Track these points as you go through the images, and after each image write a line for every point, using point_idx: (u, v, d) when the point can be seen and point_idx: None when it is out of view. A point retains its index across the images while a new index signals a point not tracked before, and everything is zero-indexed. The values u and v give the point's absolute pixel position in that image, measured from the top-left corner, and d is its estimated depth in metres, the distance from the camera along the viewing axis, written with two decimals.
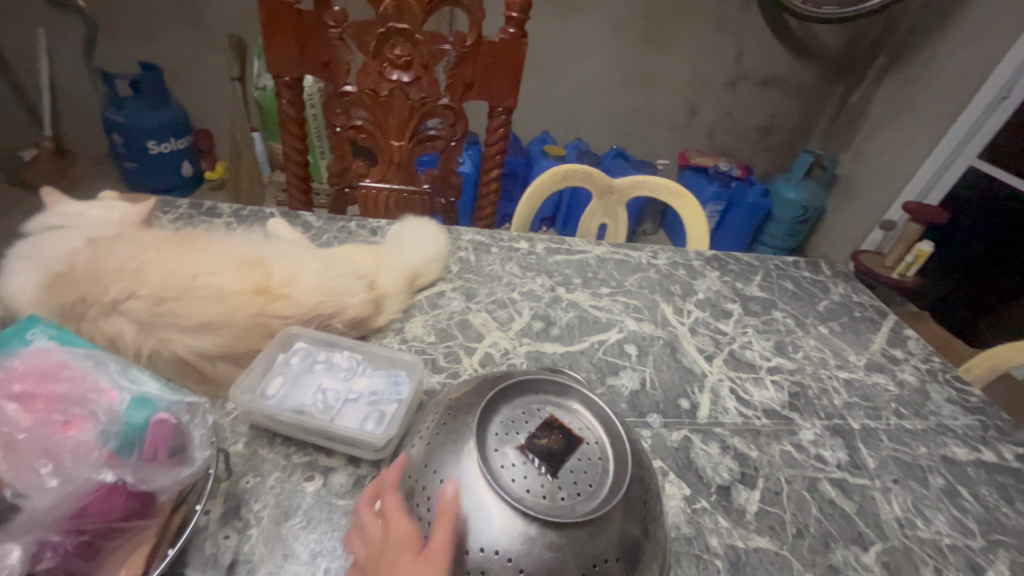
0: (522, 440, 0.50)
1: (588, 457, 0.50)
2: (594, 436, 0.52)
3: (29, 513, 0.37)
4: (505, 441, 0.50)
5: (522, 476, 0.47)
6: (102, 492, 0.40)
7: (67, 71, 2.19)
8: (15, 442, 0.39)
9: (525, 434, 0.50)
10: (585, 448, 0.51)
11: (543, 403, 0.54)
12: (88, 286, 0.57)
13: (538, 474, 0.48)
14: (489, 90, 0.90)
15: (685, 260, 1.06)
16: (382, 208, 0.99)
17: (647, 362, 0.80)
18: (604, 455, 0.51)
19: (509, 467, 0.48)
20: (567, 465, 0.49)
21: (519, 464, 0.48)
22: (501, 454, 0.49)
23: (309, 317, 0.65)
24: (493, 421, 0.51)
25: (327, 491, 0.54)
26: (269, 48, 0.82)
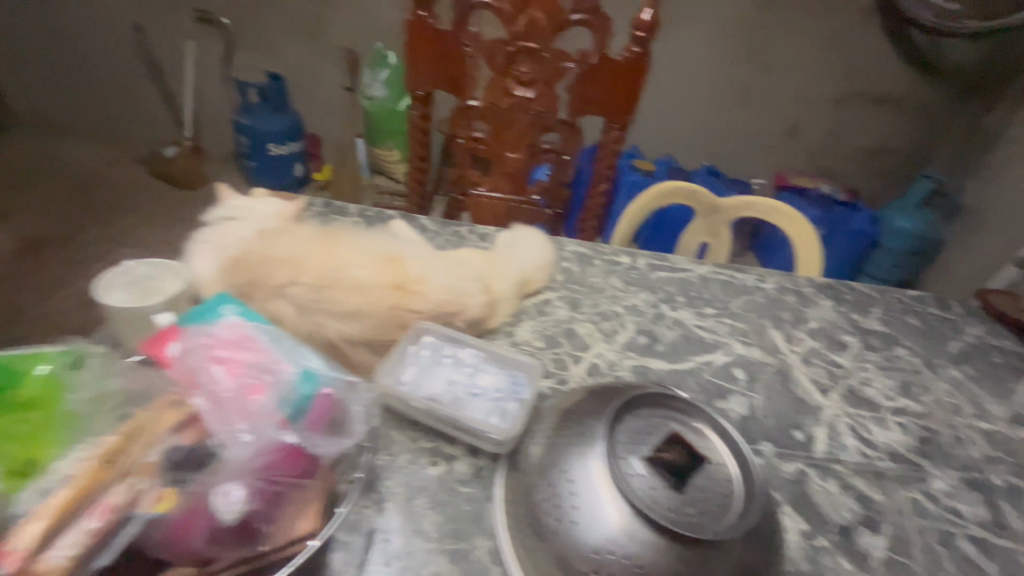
0: (648, 452, 0.51)
1: (713, 476, 0.51)
2: (718, 457, 0.52)
3: (234, 462, 0.43)
4: (630, 451, 0.51)
5: (649, 486, 0.49)
6: (288, 452, 0.45)
7: (207, 80, 2.51)
8: (219, 399, 0.46)
9: (653, 447, 0.52)
10: (710, 468, 0.51)
11: (666, 418, 0.55)
12: (260, 271, 0.65)
13: (665, 486, 0.49)
14: (606, 107, 0.93)
15: (795, 286, 1.01)
16: (491, 215, 1.04)
17: (757, 388, 0.78)
18: (728, 476, 0.51)
19: (635, 475, 0.49)
20: (692, 482, 0.50)
21: (645, 474, 0.49)
22: (627, 462, 0.50)
23: (436, 313, 0.69)
24: (618, 430, 0.53)
25: (450, 477, 0.58)
26: (408, 64, 0.88)
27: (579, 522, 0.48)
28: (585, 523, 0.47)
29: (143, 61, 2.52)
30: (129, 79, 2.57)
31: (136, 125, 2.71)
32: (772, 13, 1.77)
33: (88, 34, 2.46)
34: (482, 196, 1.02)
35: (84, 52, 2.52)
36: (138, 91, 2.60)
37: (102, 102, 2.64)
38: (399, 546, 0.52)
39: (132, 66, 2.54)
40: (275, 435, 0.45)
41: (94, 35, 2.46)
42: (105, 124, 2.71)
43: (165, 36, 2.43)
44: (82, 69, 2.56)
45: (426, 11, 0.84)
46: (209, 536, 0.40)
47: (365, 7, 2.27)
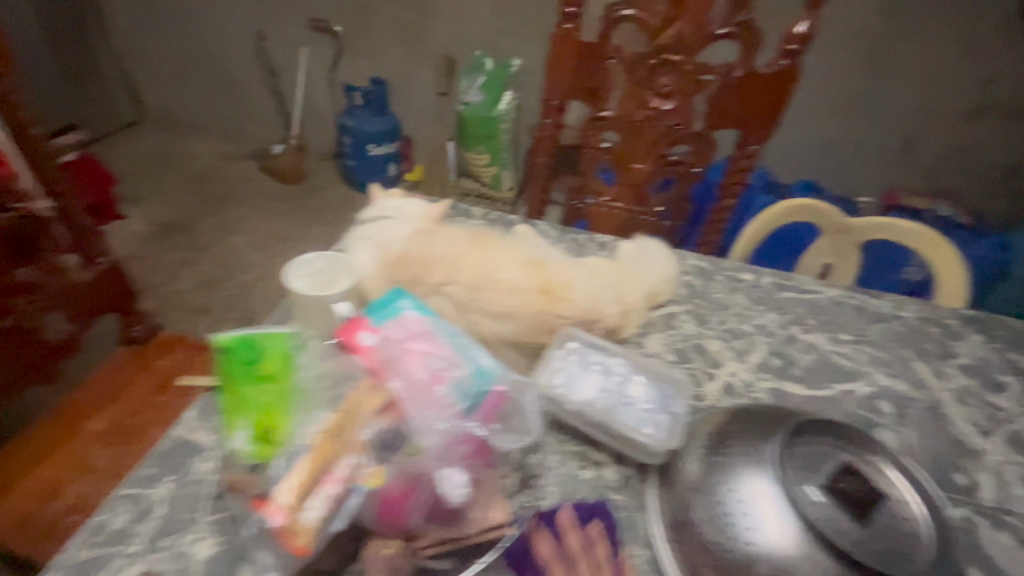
0: (824, 479, 0.49)
1: (895, 513, 0.48)
2: (901, 494, 0.50)
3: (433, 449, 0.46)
4: (806, 477, 0.49)
5: (830, 516, 0.47)
6: (474, 443, 0.48)
7: (315, 82, 2.67)
8: (412, 388, 0.50)
9: (828, 475, 0.49)
10: (893, 504, 0.49)
11: (839, 447, 0.52)
12: (420, 269, 0.69)
13: (846, 518, 0.47)
14: (745, 120, 0.90)
15: (938, 317, 0.92)
16: (610, 224, 1.05)
17: (907, 424, 0.74)
18: (912, 515, 0.48)
19: (813, 502, 0.48)
20: (875, 517, 0.48)
21: (824, 502, 0.48)
22: (803, 489, 0.48)
23: (579, 320, 0.70)
24: (791, 455, 0.51)
25: (601, 482, 0.59)
26: (549, 75, 0.91)
27: (754, 543, 0.47)
28: (761, 544, 0.47)
29: (260, 64, 2.70)
30: (245, 80, 2.76)
31: (246, 123, 2.89)
32: (897, 18, 1.67)
33: (214, 38, 2.67)
34: (605, 206, 1.03)
35: (208, 54, 2.73)
36: (252, 91, 2.79)
37: (219, 100, 2.85)
38: None
39: (248, 68, 2.73)
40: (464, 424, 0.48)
41: (218, 39, 2.67)
42: (219, 120, 2.92)
43: (281, 41, 2.60)
44: (205, 70, 2.78)
45: (572, 24, 0.86)
46: (424, 516, 0.44)
47: (469, 14, 2.32)
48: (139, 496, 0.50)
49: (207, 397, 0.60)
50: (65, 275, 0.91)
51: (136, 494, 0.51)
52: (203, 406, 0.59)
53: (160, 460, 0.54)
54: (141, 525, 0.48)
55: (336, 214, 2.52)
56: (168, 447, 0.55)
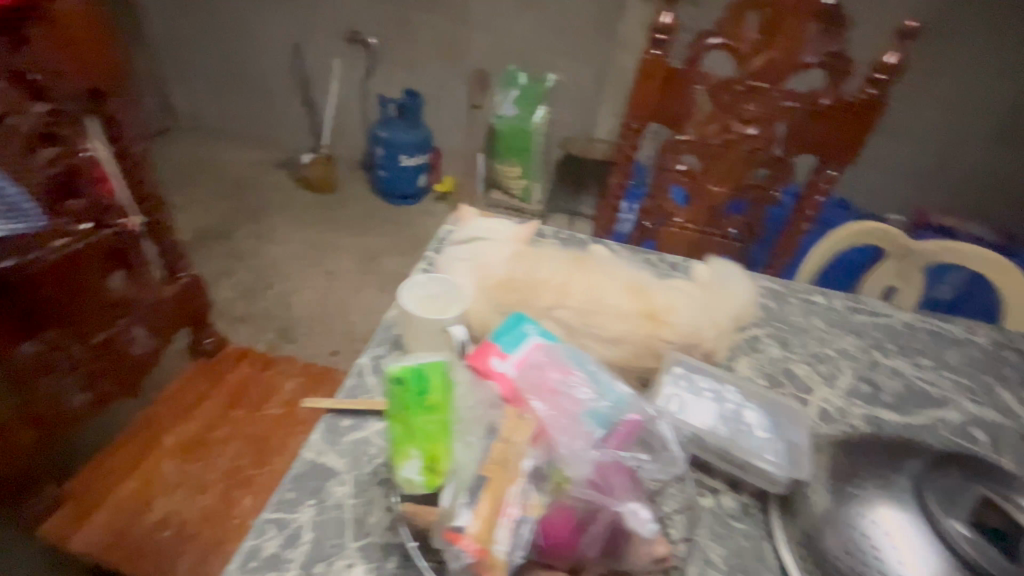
0: (972, 514, 0.49)
1: None
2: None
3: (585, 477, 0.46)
4: (952, 513, 0.49)
5: (983, 554, 0.47)
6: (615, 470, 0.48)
7: (349, 93, 2.69)
8: (557, 416, 0.51)
9: (970, 509, 0.49)
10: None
11: (983, 482, 0.51)
12: (528, 293, 0.70)
13: (990, 552, 0.47)
14: (827, 147, 0.91)
15: (1010, 344, 0.96)
16: (681, 244, 1.05)
17: (1002, 454, 0.74)
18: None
19: (963, 540, 0.48)
20: None
21: (973, 540, 0.48)
22: (951, 524, 0.49)
23: (683, 345, 0.71)
24: (928, 492, 0.51)
25: (722, 510, 0.59)
26: (632, 100, 0.92)
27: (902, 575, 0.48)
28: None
29: (293, 74, 2.71)
30: (278, 90, 2.77)
31: (276, 132, 2.91)
32: None
33: (250, 48, 2.68)
34: (676, 225, 1.03)
35: (240, 65, 2.74)
36: (284, 102, 2.80)
37: (250, 110, 2.86)
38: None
39: (281, 78, 2.74)
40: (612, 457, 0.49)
41: (251, 49, 2.69)
42: (249, 129, 2.93)
43: (317, 53, 2.62)
44: (239, 79, 2.79)
45: (660, 50, 0.87)
46: (603, 547, 0.45)
47: (507, 29, 2.34)
48: (285, 520, 0.52)
49: (328, 418, 0.61)
50: (153, 292, 1.07)
51: (281, 518, 0.52)
52: (328, 430, 0.60)
53: (298, 484, 0.54)
54: (293, 551, 0.49)
55: (368, 225, 2.53)
56: (301, 470, 0.56)
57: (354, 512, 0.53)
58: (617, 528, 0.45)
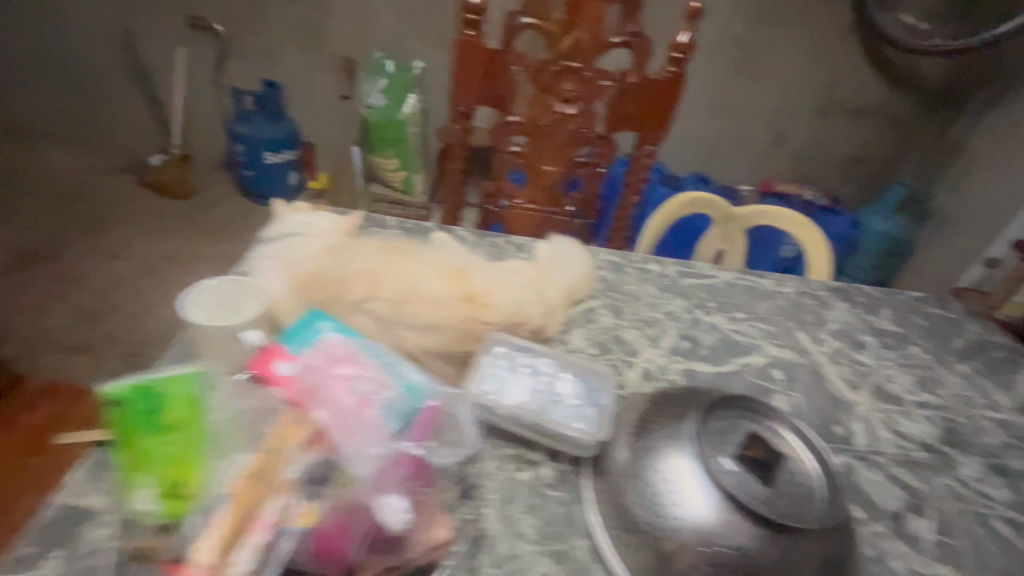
0: (737, 450, 0.55)
1: (795, 470, 0.55)
2: (797, 453, 0.56)
3: (364, 475, 0.44)
4: (721, 451, 0.54)
5: (744, 483, 0.52)
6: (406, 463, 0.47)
7: (200, 86, 2.42)
8: (343, 419, 0.47)
9: (737, 444, 0.55)
10: (792, 464, 0.55)
11: (746, 419, 0.58)
12: (337, 287, 0.66)
13: (753, 480, 0.53)
14: (642, 123, 0.96)
15: (812, 290, 1.09)
16: (527, 225, 1.07)
17: (795, 388, 0.83)
18: (808, 471, 0.55)
19: (730, 474, 0.53)
20: (779, 476, 0.54)
21: (738, 472, 0.53)
22: (721, 461, 0.54)
23: (506, 324, 0.72)
24: (705, 432, 0.56)
25: (538, 482, 0.61)
26: (455, 83, 0.92)
27: (681, 517, 0.51)
28: (690, 518, 0.51)
29: (131, 66, 2.40)
30: (114, 85, 2.44)
31: (117, 134, 2.56)
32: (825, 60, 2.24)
33: (72, 36, 2.34)
34: (518, 207, 1.05)
35: (62, 56, 2.39)
36: (123, 97, 2.47)
37: (81, 109, 2.50)
38: (505, 550, 0.54)
39: (114, 71, 2.41)
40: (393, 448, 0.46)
41: (73, 38, 2.34)
42: (82, 131, 2.55)
43: (156, 40, 2.33)
44: (63, 73, 2.42)
45: (475, 31, 0.87)
46: (366, 543, 0.43)
47: (368, 15, 2.24)
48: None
49: (101, 453, 0.53)
50: None
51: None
52: (92, 465, 0.52)
53: (42, 535, 0.47)
54: None
55: (235, 229, 2.31)
56: (52, 518, 0.48)
57: (113, 555, 0.46)
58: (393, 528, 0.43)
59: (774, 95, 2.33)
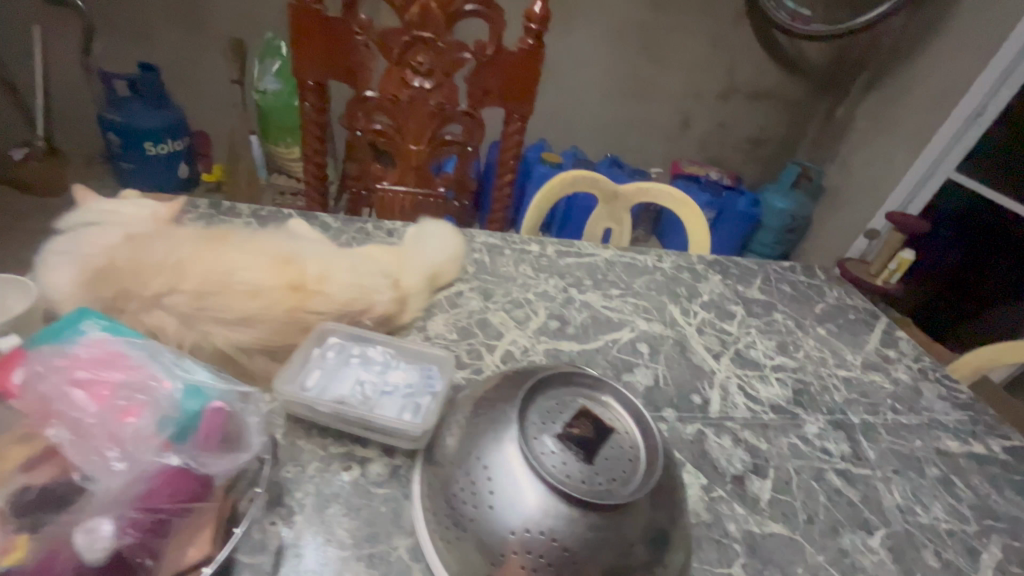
0: (561, 428, 0.52)
1: (620, 444, 0.53)
2: (624, 426, 0.54)
3: (102, 492, 0.38)
4: (543, 431, 0.52)
5: (563, 462, 0.50)
6: (166, 475, 0.41)
7: (58, 67, 1.99)
8: (83, 432, 0.41)
9: (562, 423, 0.53)
10: (618, 437, 0.53)
11: (577, 395, 0.56)
12: (129, 281, 0.58)
13: (576, 460, 0.50)
14: (506, 98, 0.93)
15: (689, 264, 1.12)
16: (398, 209, 1.01)
17: (659, 360, 0.84)
18: (634, 443, 0.54)
19: (549, 454, 0.50)
20: (602, 452, 0.52)
21: (558, 451, 0.50)
22: (541, 441, 0.51)
23: (341, 313, 0.66)
24: (530, 413, 0.53)
25: (365, 480, 0.56)
26: (298, 54, 0.84)
27: (496, 505, 0.48)
28: (504, 506, 0.48)
29: None
30: None
31: None
32: (723, 43, 2.26)
33: None
34: (385, 190, 0.99)
35: None
36: None
37: None
38: (311, 559, 0.49)
39: None
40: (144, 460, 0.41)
41: None
42: None
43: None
44: None
45: None
46: None
47: None
48: None
49: None
50: None
51: None
52: None
53: None
54: None
55: None
56: None
57: None
58: (126, 553, 0.37)
59: (677, 79, 2.33)
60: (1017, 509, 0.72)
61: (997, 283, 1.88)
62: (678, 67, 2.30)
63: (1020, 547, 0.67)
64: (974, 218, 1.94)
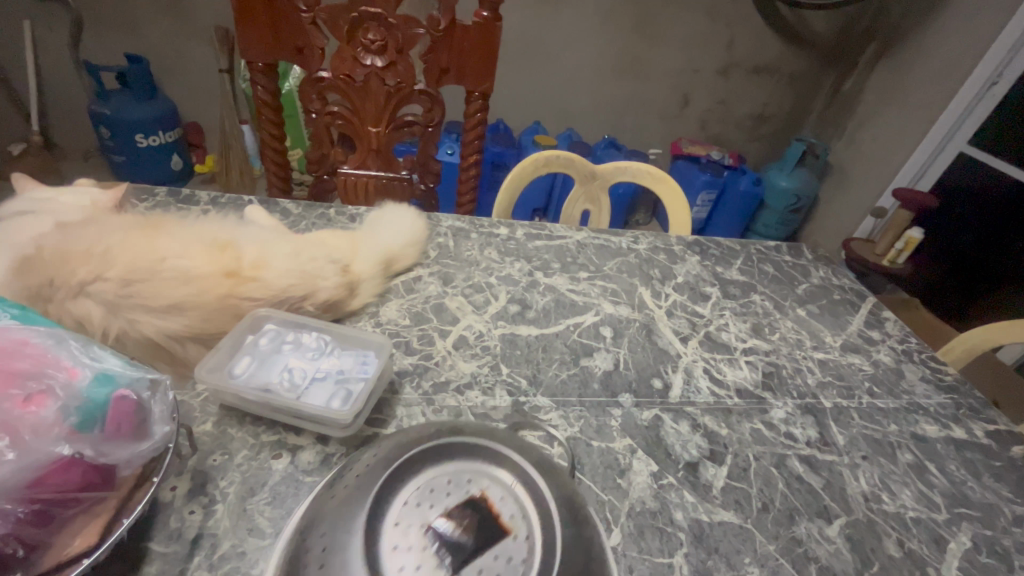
0: (435, 515, 0.40)
1: (508, 556, 0.38)
2: (523, 527, 0.40)
3: None
4: (409, 516, 0.40)
5: (413, 566, 0.37)
6: (60, 464, 0.40)
7: (47, 61, 1.94)
8: None
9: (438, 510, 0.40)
10: (509, 545, 0.39)
11: (476, 475, 0.43)
12: (54, 269, 0.57)
13: (434, 566, 0.37)
14: (465, 75, 0.90)
15: (666, 245, 1.08)
16: (361, 193, 1.00)
17: (622, 344, 0.81)
18: (530, 556, 0.39)
19: (402, 551, 0.38)
20: (476, 563, 0.38)
21: (414, 550, 0.38)
22: (400, 531, 0.39)
23: (280, 299, 0.65)
24: (403, 488, 0.42)
25: (294, 468, 0.55)
26: (244, 34, 0.82)
27: None
28: None
29: None
30: None
31: None
32: (724, 16, 2.16)
33: None
34: (346, 174, 0.97)
35: None
36: None
37: None
38: (227, 549, 0.48)
39: None
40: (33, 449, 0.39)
41: None
42: None
43: None
44: None
45: None
46: None
47: None
48: None
49: None
50: None
51: None
52: None
53: None
54: None
55: None
56: None
57: None
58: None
59: (676, 56, 2.25)
60: (993, 496, 0.69)
61: (1014, 264, 1.76)
62: (675, 43, 2.22)
63: (992, 536, 0.64)
64: (996, 194, 1.80)
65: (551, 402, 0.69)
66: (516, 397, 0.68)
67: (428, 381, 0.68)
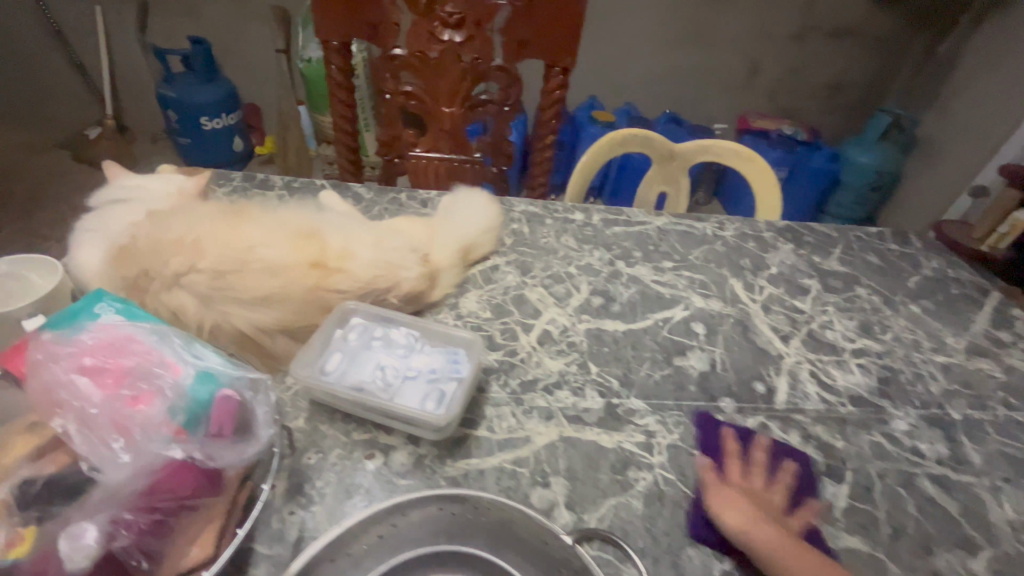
0: None
1: None
2: None
3: (104, 486, 0.37)
4: None
5: None
6: (172, 469, 0.39)
7: (119, 47, 2.01)
8: (89, 429, 0.39)
9: None
10: None
11: None
12: (148, 260, 0.56)
13: None
14: (546, 49, 0.83)
15: (755, 232, 0.99)
16: (432, 176, 0.96)
17: (717, 342, 0.75)
18: None
19: None
20: None
21: None
22: None
23: (365, 291, 0.62)
24: None
25: (388, 470, 0.53)
26: (319, 12, 0.79)
27: None
28: None
29: (25, 25, 1.95)
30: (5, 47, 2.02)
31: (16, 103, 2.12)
32: None
33: None
34: (418, 156, 0.93)
35: None
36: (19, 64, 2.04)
37: None
38: None
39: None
40: (145, 454, 0.39)
41: None
42: None
43: None
44: None
45: None
46: None
47: None
48: None
49: None
50: None
51: None
52: None
53: None
54: None
55: None
56: None
57: None
58: (119, 553, 0.35)
59: (748, 20, 2.08)
60: None
61: None
62: (748, 7, 2.04)
63: None
64: None
65: (646, 405, 0.64)
66: (609, 399, 0.64)
67: (515, 379, 0.64)
